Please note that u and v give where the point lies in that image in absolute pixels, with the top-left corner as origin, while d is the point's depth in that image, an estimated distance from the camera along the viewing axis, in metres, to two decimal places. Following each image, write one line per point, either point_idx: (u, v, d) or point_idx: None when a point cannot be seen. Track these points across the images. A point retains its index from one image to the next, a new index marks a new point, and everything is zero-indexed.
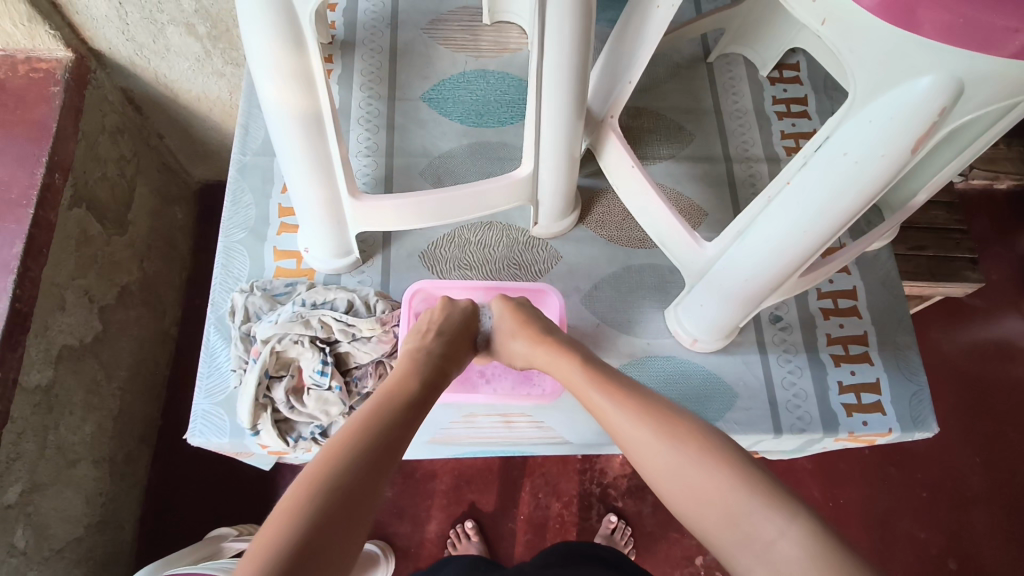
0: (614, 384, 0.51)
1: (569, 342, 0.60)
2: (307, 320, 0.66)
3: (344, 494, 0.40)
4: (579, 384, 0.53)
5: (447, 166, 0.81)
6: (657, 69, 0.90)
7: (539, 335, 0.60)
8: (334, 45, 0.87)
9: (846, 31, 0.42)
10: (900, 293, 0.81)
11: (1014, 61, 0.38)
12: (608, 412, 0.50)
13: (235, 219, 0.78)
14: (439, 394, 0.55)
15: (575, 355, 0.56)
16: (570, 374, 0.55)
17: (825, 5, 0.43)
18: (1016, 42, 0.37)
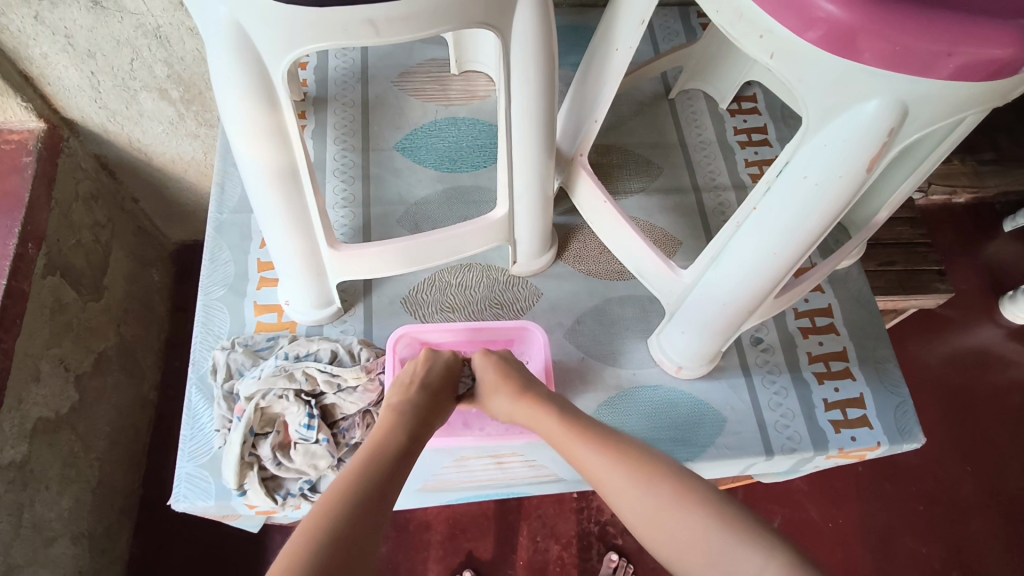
0: (592, 433, 0.54)
1: (545, 392, 0.61)
2: (291, 374, 0.65)
3: (337, 554, 0.40)
4: (558, 434, 0.56)
5: (423, 212, 0.82)
6: (621, 107, 0.93)
7: (519, 387, 0.61)
8: (307, 101, 0.89)
9: (793, 64, 0.45)
10: (875, 307, 0.83)
11: (951, 82, 0.41)
12: (585, 458, 0.53)
13: (214, 276, 0.78)
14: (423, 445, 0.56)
15: (551, 405, 0.58)
16: (548, 424, 0.57)
17: (769, 41, 0.45)
18: (950, 64, 0.39)
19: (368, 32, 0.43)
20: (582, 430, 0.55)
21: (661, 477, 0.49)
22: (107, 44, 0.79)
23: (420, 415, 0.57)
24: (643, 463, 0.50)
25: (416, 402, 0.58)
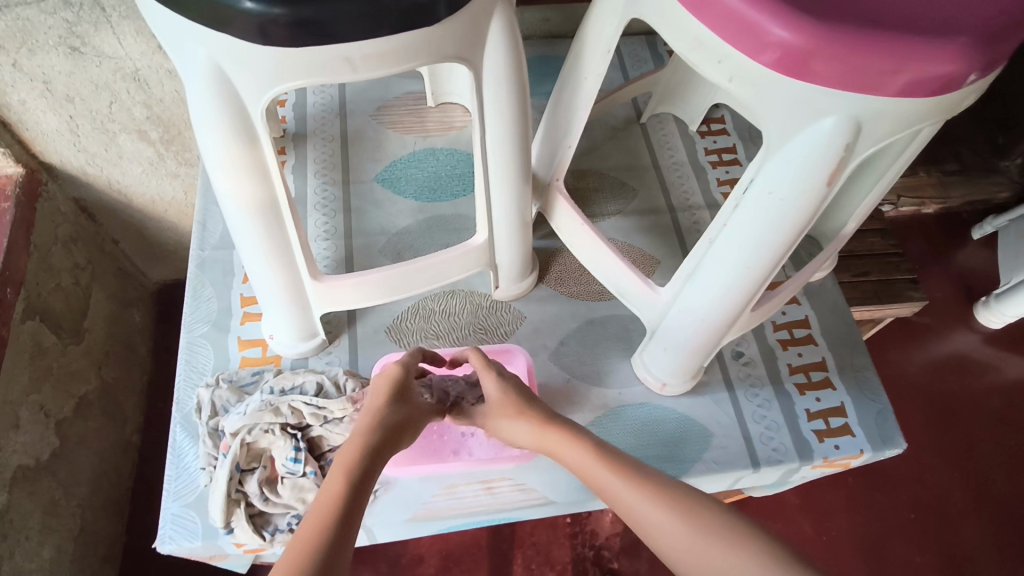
0: (622, 462, 0.53)
1: (569, 420, 0.59)
2: (277, 408, 0.65)
3: None
4: (583, 461, 0.54)
5: (405, 241, 0.84)
6: (595, 133, 0.96)
7: (537, 416, 0.59)
8: (286, 137, 0.90)
9: (751, 87, 0.47)
10: (850, 317, 0.85)
11: (899, 98, 0.43)
12: (619, 490, 0.51)
13: (197, 313, 0.78)
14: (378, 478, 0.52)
15: (572, 432, 0.57)
16: (573, 451, 0.55)
17: (726, 66, 0.47)
18: (897, 81, 0.42)
19: (344, 68, 0.44)
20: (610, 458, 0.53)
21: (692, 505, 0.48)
22: (86, 88, 0.80)
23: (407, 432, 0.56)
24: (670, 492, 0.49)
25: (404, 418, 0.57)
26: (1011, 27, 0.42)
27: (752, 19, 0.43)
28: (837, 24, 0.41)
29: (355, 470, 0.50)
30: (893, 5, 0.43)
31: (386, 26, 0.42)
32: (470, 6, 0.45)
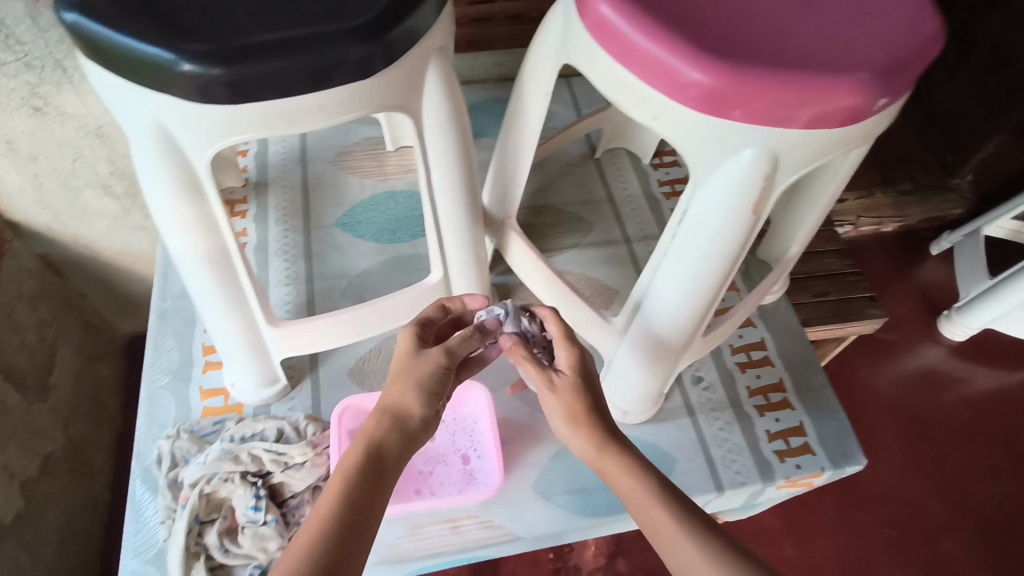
0: (685, 514, 0.48)
1: (630, 444, 0.53)
2: (236, 456, 0.65)
3: None
4: (642, 500, 0.49)
5: (366, 283, 0.85)
6: (550, 169, 0.99)
7: (599, 435, 0.53)
8: (248, 186, 0.92)
9: (673, 127, 0.49)
10: (805, 337, 0.87)
11: (809, 130, 0.46)
12: (677, 544, 0.46)
13: (158, 365, 0.78)
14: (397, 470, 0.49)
15: (632, 461, 0.52)
16: (632, 486, 0.50)
17: (648, 106, 0.48)
18: (805, 114, 0.45)
19: (282, 123, 0.46)
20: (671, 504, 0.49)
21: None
22: (50, 146, 0.82)
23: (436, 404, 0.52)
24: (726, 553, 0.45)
25: (439, 391, 0.52)
26: (906, 60, 0.45)
27: (668, 62, 0.45)
28: (748, 66, 0.44)
29: (371, 476, 0.47)
30: (799, 44, 0.45)
31: (323, 82, 0.44)
32: (404, 60, 0.47)
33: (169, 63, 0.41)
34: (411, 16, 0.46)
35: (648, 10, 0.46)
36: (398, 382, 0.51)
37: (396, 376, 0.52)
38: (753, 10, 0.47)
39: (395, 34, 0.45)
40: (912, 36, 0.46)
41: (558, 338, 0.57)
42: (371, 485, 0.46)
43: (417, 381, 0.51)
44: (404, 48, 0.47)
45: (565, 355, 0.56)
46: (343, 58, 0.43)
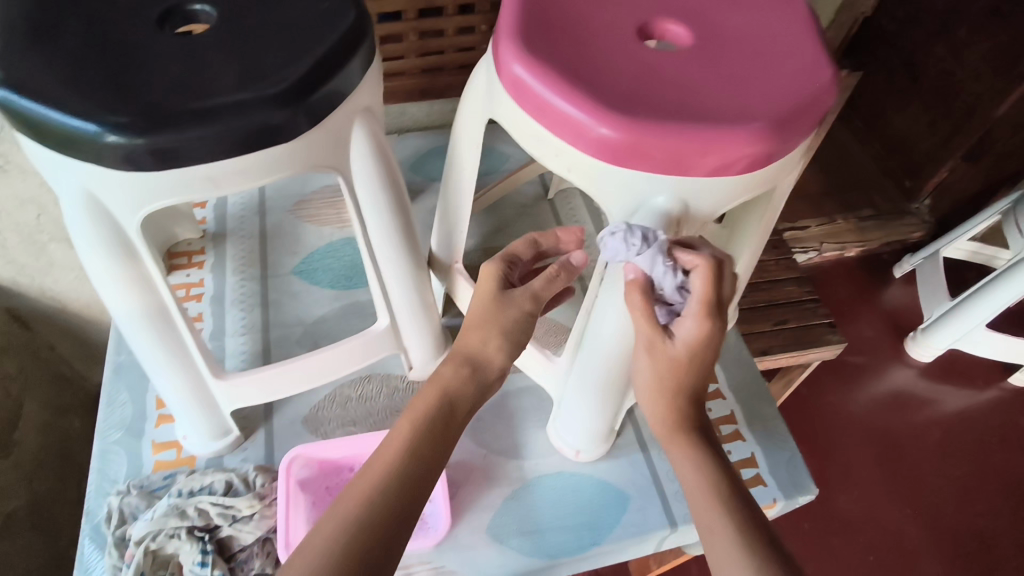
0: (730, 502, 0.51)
1: (706, 430, 0.55)
2: (183, 511, 0.65)
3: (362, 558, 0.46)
4: (696, 482, 0.53)
5: (322, 330, 0.86)
6: (505, 211, 1.01)
7: (678, 417, 0.54)
8: (206, 237, 0.93)
9: (587, 178, 0.51)
10: (755, 368, 0.89)
11: (713, 177, 0.48)
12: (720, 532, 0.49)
13: (112, 419, 0.78)
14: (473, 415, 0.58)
15: (702, 446, 0.54)
16: (692, 468, 0.53)
17: (563, 159, 0.50)
18: (707, 163, 0.47)
19: (207, 186, 0.47)
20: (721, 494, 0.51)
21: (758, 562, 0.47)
22: (12, 203, 0.83)
23: (513, 346, 0.58)
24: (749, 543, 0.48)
25: (518, 332, 0.59)
26: (803, 110, 0.48)
27: (577, 119, 0.47)
28: (651, 121, 0.46)
29: (446, 418, 0.55)
30: (700, 99, 0.48)
31: (245, 146, 0.46)
32: (327, 121, 0.50)
33: (93, 134, 0.43)
34: (331, 81, 0.48)
35: (557, 71, 0.49)
36: (477, 318, 0.59)
37: (477, 311, 0.58)
38: (658, 67, 0.50)
39: (315, 98, 0.47)
40: (808, 88, 0.49)
41: (696, 303, 0.49)
42: (440, 428, 0.55)
43: (494, 323, 0.58)
44: (326, 111, 0.49)
45: (692, 326, 0.50)
46: (263, 122, 0.45)
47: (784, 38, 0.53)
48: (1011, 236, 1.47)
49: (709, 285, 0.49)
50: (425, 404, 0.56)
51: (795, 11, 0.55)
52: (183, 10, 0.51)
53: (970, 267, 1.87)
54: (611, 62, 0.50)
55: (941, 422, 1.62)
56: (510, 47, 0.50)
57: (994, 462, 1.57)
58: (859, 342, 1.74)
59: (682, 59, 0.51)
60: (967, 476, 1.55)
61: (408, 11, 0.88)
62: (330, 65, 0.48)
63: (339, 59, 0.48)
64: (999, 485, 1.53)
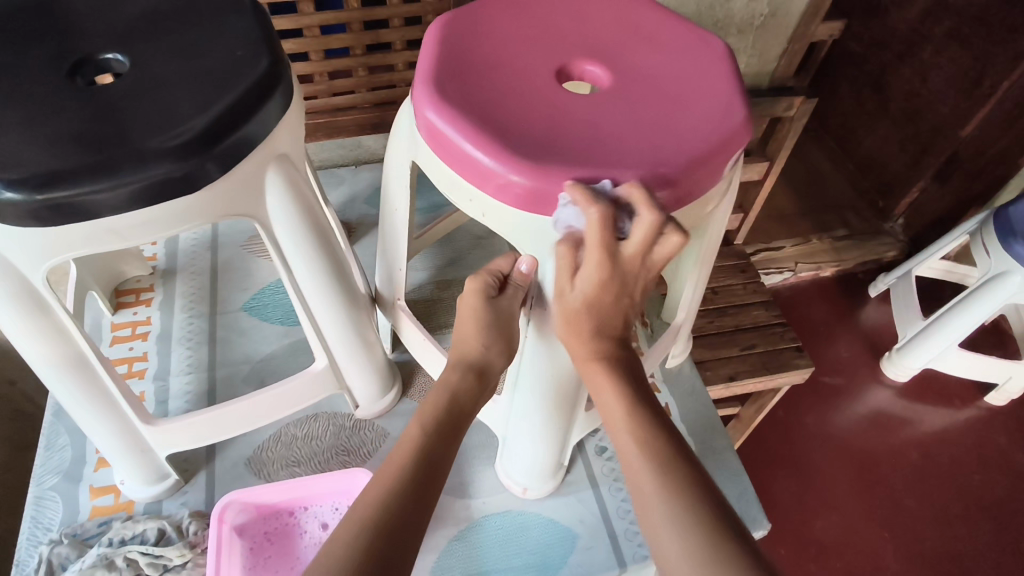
0: (643, 422, 0.53)
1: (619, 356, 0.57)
2: (111, 561, 0.63)
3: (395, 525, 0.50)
4: (612, 409, 0.54)
5: (269, 367, 0.85)
6: (460, 242, 1.01)
7: (592, 349, 0.55)
8: (156, 274, 0.93)
9: (502, 221, 0.51)
10: (707, 400, 0.89)
11: None
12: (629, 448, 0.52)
13: (49, 464, 0.76)
14: (476, 410, 0.62)
15: (615, 372, 0.55)
16: (605, 393, 0.55)
17: (477, 204, 0.51)
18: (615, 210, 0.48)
19: (112, 238, 0.47)
20: (637, 419, 0.53)
21: (672, 472, 0.50)
22: None
23: (505, 348, 0.63)
24: (662, 455, 0.51)
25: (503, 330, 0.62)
26: (712, 152, 0.49)
27: (486, 165, 0.48)
28: (559, 167, 0.47)
29: (455, 413, 0.60)
30: (610, 142, 0.49)
31: (147, 199, 0.45)
32: (238, 168, 0.49)
33: None
34: (238, 130, 0.48)
35: (468, 115, 0.49)
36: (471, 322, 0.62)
37: (468, 321, 0.62)
38: (571, 112, 0.51)
39: (220, 149, 0.47)
40: (719, 129, 0.50)
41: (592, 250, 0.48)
42: (451, 422, 0.59)
43: (486, 328, 0.61)
44: (235, 159, 0.48)
45: (590, 268, 0.49)
46: (164, 175, 0.45)
47: (698, 79, 0.54)
48: (977, 255, 1.46)
49: (603, 233, 0.46)
50: (435, 398, 0.60)
51: (711, 51, 0.56)
52: (95, 59, 0.51)
53: (944, 285, 1.87)
54: (524, 106, 0.50)
55: (918, 442, 1.61)
56: (423, 93, 0.51)
57: (973, 482, 1.55)
58: (835, 363, 1.74)
59: (596, 101, 0.52)
60: (945, 498, 1.53)
61: (355, 47, 0.89)
62: (237, 115, 0.47)
63: (247, 108, 0.48)
64: (979, 507, 1.51)
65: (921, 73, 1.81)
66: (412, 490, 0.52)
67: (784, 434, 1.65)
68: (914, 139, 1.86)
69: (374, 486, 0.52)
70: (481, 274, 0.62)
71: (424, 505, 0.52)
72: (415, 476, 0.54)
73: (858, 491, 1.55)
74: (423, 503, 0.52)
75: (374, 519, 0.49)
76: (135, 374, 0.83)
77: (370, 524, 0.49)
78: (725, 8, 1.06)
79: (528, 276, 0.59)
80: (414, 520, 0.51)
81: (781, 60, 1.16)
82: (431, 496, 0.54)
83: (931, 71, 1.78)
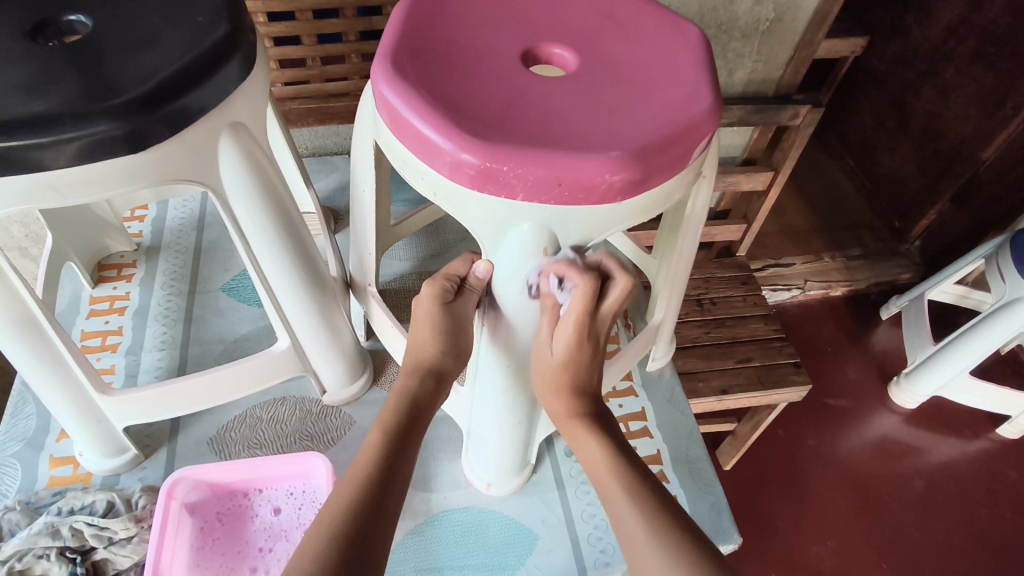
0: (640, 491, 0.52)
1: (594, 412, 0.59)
2: (56, 530, 0.63)
3: (354, 537, 0.47)
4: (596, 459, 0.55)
5: (242, 348, 0.84)
6: (446, 235, 0.99)
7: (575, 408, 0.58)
8: (139, 250, 0.93)
9: (451, 203, 0.50)
10: (686, 407, 0.86)
11: (572, 210, 0.48)
12: (607, 485, 0.54)
13: (13, 432, 0.76)
14: (427, 419, 0.60)
15: (595, 428, 0.57)
16: (586, 442, 0.57)
17: (429, 182, 0.50)
18: (562, 194, 0.46)
19: (52, 195, 0.47)
20: (622, 466, 0.54)
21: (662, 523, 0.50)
22: None
23: (456, 350, 0.61)
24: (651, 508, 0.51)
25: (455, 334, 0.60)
26: (672, 139, 0.47)
27: (435, 143, 0.47)
28: (509, 145, 0.45)
29: (410, 419, 0.57)
30: (565, 124, 0.47)
31: (90, 157, 0.45)
32: (185, 133, 0.49)
33: None
34: (184, 97, 0.47)
35: (420, 91, 0.48)
36: (424, 330, 0.61)
37: (425, 323, 0.60)
38: (528, 92, 0.49)
39: (165, 112, 0.47)
40: (681, 115, 0.48)
41: (573, 312, 0.53)
42: (407, 432, 0.56)
43: (445, 334, 0.60)
44: (183, 123, 0.48)
45: (569, 328, 0.55)
46: (103, 133, 0.44)
47: (666, 66, 0.53)
48: (992, 280, 1.41)
49: (586, 300, 0.52)
50: (393, 406, 0.58)
51: (686, 40, 0.55)
52: (58, 21, 0.52)
53: (959, 312, 1.81)
54: (480, 86, 0.49)
55: (922, 472, 1.55)
56: (380, 68, 0.50)
57: (979, 517, 1.48)
58: (839, 385, 1.69)
59: (557, 83, 0.50)
60: (947, 530, 1.47)
61: (348, 33, 0.89)
62: (185, 80, 0.47)
63: (197, 74, 0.48)
64: (983, 542, 1.45)
65: (942, 92, 1.77)
66: (368, 505, 0.49)
67: (781, 454, 1.60)
68: (933, 160, 1.81)
69: (333, 508, 0.49)
70: (438, 277, 0.60)
71: (383, 516, 0.50)
72: (373, 490, 0.51)
73: (856, 518, 1.49)
74: (377, 524, 0.49)
75: (338, 530, 0.47)
76: (108, 348, 0.83)
77: (333, 535, 0.47)
78: (729, 11, 1.04)
79: (485, 280, 0.59)
80: (377, 533, 0.49)
81: (788, 68, 1.14)
82: (389, 512, 0.51)
83: (953, 91, 1.73)
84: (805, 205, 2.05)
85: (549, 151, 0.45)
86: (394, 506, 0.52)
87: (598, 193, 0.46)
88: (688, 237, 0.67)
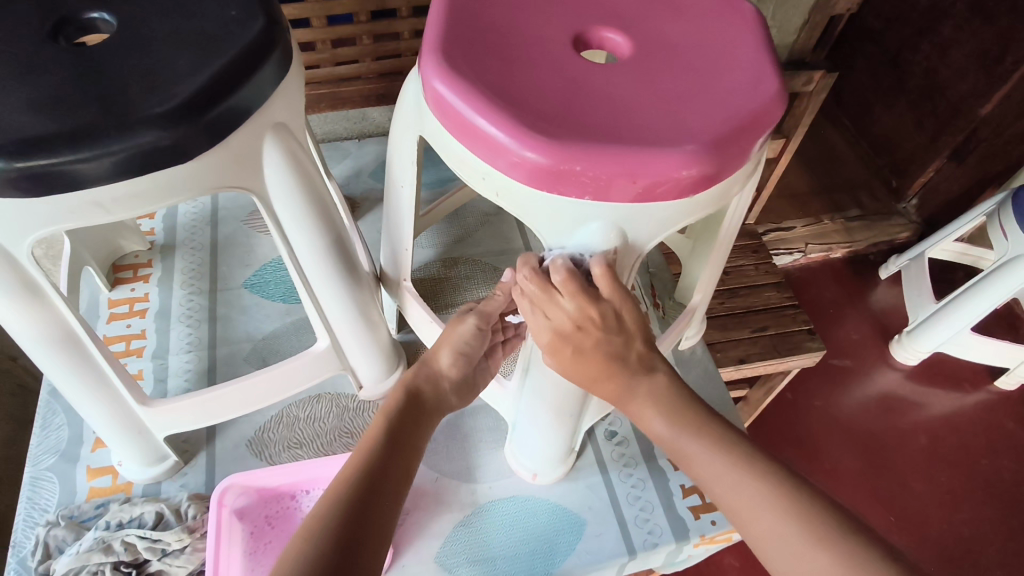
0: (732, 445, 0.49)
1: (654, 385, 0.53)
2: (108, 545, 0.62)
3: (350, 512, 0.47)
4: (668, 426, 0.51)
5: (272, 346, 0.82)
6: (466, 220, 0.97)
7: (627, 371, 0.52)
8: (154, 249, 0.90)
9: (515, 203, 0.48)
10: (720, 384, 0.86)
11: (643, 204, 0.46)
12: (697, 452, 0.50)
13: (46, 444, 0.74)
14: (432, 413, 0.60)
15: (656, 396, 0.52)
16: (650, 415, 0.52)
17: (490, 182, 0.48)
18: (634, 189, 0.44)
19: (97, 212, 0.45)
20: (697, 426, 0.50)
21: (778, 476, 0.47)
22: None
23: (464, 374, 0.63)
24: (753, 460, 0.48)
25: (470, 350, 0.63)
26: (742, 128, 0.46)
27: (499, 141, 0.45)
28: (579, 142, 0.43)
29: (415, 409, 0.58)
30: (634, 117, 0.45)
31: (135, 169, 0.43)
32: (230, 137, 0.47)
33: None
34: (229, 98, 0.45)
35: (478, 86, 0.46)
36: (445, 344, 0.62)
37: (441, 343, 0.62)
38: (589, 83, 0.47)
39: (210, 117, 0.44)
40: (748, 103, 0.47)
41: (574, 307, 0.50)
42: (410, 419, 0.57)
43: (453, 349, 0.62)
44: (228, 127, 0.46)
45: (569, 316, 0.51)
46: (150, 143, 0.42)
47: (724, 48, 0.51)
48: (994, 237, 1.41)
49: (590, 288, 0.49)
50: (393, 397, 0.58)
51: (741, 20, 0.53)
52: (80, 19, 0.49)
53: (957, 268, 1.83)
54: (539, 78, 0.47)
55: (926, 426, 1.58)
56: (432, 63, 0.47)
57: (980, 467, 1.53)
58: (844, 345, 1.71)
59: (615, 71, 0.49)
60: (952, 482, 1.51)
61: (359, 14, 0.85)
62: (228, 81, 0.45)
63: (239, 74, 0.45)
64: (986, 492, 1.49)
65: (941, 49, 1.76)
66: (367, 487, 0.49)
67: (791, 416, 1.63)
68: (931, 117, 1.80)
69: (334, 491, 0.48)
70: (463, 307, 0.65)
71: (374, 500, 0.48)
72: (372, 471, 0.50)
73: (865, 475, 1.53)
74: (376, 507, 0.48)
75: (332, 508, 0.47)
76: (134, 353, 0.81)
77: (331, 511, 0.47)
78: None
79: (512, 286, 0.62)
80: (375, 510, 0.48)
81: (801, 33, 1.11)
82: (394, 493, 0.50)
83: (951, 48, 1.72)
84: (804, 167, 2.04)
85: (619, 146, 0.43)
86: (396, 486, 0.51)
87: (669, 188, 0.45)
88: (732, 223, 0.66)
